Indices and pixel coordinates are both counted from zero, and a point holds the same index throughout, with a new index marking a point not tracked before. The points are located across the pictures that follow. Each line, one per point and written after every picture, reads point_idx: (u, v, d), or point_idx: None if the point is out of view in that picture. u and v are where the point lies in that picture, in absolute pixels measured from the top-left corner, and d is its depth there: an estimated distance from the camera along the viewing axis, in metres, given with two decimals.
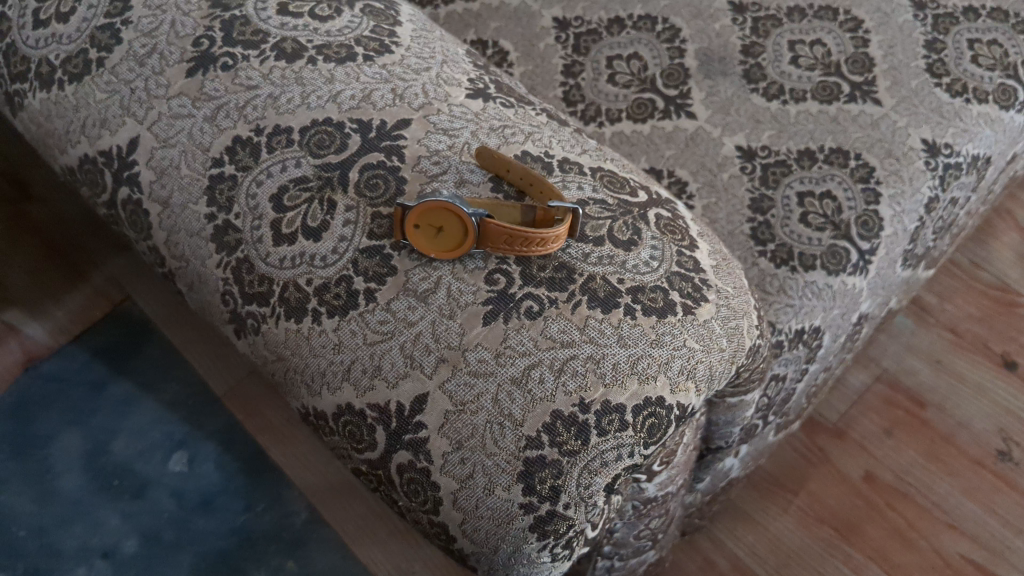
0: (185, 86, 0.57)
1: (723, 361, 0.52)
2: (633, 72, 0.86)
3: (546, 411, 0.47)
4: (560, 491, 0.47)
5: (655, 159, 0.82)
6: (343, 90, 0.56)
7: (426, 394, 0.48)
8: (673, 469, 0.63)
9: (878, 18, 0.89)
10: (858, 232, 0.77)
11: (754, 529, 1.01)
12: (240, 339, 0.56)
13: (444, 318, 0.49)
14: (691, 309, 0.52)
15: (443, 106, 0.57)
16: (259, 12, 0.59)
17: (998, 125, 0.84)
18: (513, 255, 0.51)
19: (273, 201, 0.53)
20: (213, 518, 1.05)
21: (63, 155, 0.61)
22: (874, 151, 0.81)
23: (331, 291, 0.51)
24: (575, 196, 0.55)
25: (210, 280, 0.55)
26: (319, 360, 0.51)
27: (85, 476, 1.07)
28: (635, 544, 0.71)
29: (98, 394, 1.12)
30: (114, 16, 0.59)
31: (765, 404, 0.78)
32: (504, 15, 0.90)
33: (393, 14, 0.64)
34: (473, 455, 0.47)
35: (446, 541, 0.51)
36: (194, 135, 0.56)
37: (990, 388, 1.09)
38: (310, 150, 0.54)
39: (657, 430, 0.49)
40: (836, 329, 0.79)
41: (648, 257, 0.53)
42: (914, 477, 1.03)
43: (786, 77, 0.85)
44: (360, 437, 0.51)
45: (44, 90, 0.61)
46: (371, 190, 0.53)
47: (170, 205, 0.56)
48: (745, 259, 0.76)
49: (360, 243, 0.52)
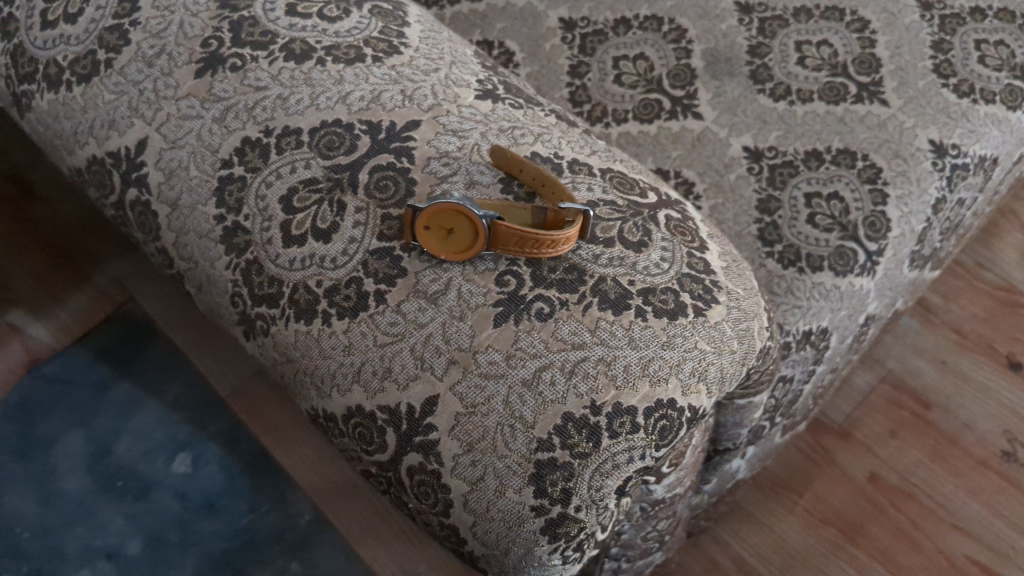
0: (194, 87, 0.57)
1: (734, 363, 0.52)
2: (639, 72, 0.86)
3: (556, 413, 0.47)
4: (571, 493, 0.47)
5: (662, 160, 0.82)
6: (352, 92, 0.56)
7: (437, 396, 0.48)
8: (681, 470, 0.63)
9: (884, 19, 0.89)
10: (865, 233, 0.77)
11: (759, 530, 1.01)
12: (249, 341, 0.56)
13: (455, 320, 0.49)
14: (702, 311, 0.52)
15: (452, 107, 0.57)
16: (268, 13, 0.59)
17: (1005, 126, 0.84)
18: (524, 257, 0.51)
19: (282, 203, 0.53)
20: (217, 519, 1.05)
21: (71, 156, 0.61)
22: (882, 152, 0.80)
23: (341, 292, 0.51)
24: (585, 198, 0.55)
25: (219, 282, 0.55)
26: (329, 363, 0.51)
27: (88, 477, 1.07)
28: (642, 546, 0.71)
29: (102, 395, 1.12)
30: (123, 17, 0.59)
31: (772, 405, 0.77)
32: (510, 15, 0.90)
33: (402, 16, 0.64)
34: (484, 458, 0.47)
35: (455, 543, 0.51)
36: (202, 136, 0.55)
37: (995, 389, 1.09)
38: (320, 152, 0.54)
39: (669, 432, 0.49)
40: (844, 330, 0.78)
41: (659, 258, 0.53)
42: (919, 478, 1.03)
43: (792, 78, 0.85)
44: (370, 439, 0.51)
45: (53, 91, 0.60)
46: (381, 192, 0.53)
47: (179, 206, 0.56)
48: (752, 260, 0.76)
49: (370, 245, 0.52)
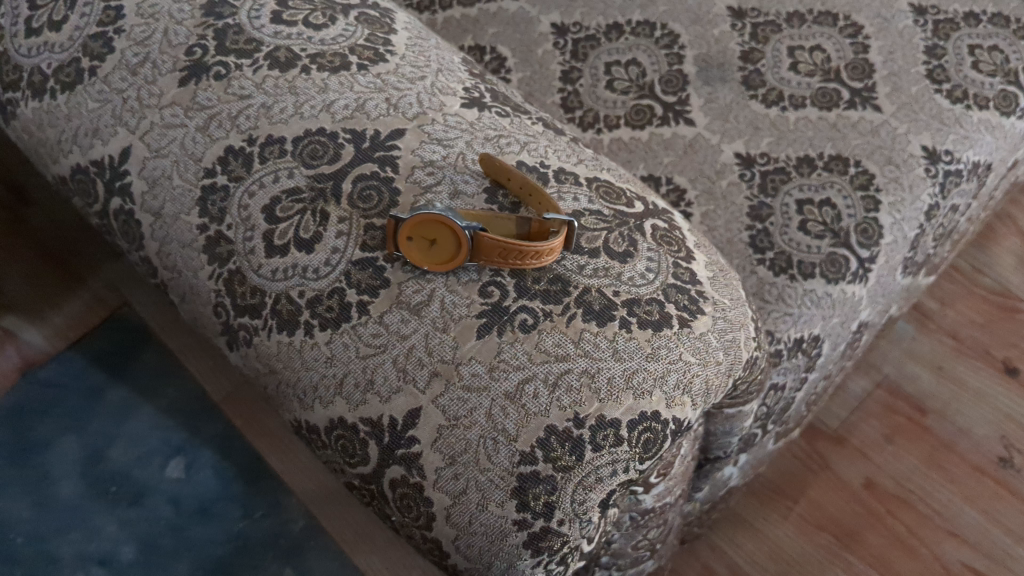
0: (177, 95, 0.56)
1: (719, 374, 0.51)
2: (631, 78, 0.86)
3: (540, 426, 0.47)
4: (554, 507, 0.47)
5: (654, 166, 0.81)
6: (336, 100, 0.56)
7: (420, 408, 0.48)
8: (670, 480, 0.62)
9: (878, 24, 0.88)
10: (857, 240, 0.76)
11: (755, 537, 1.00)
12: (233, 352, 0.55)
13: (437, 331, 0.49)
14: (688, 322, 0.51)
15: (438, 116, 0.56)
16: (252, 21, 0.59)
17: (999, 132, 0.84)
18: (507, 268, 0.51)
19: (265, 212, 0.53)
20: (211, 525, 1.04)
21: (55, 164, 0.60)
22: (874, 158, 0.80)
23: (323, 303, 0.51)
24: (570, 208, 0.54)
25: (202, 292, 0.55)
26: (312, 374, 0.51)
27: (82, 483, 1.06)
28: (633, 555, 0.70)
29: (96, 400, 1.11)
30: (107, 25, 0.59)
31: (764, 413, 0.77)
32: (502, 20, 0.89)
33: (389, 22, 0.64)
34: (466, 471, 0.47)
35: (439, 557, 0.51)
36: (185, 145, 0.55)
37: (993, 395, 1.09)
38: (303, 161, 0.54)
39: (653, 445, 0.49)
40: (836, 337, 0.78)
41: (644, 269, 0.53)
42: (915, 483, 1.03)
43: (785, 84, 0.85)
44: (352, 452, 0.50)
45: (36, 99, 0.60)
46: (364, 202, 0.52)
47: (162, 215, 0.55)
48: (744, 267, 0.76)
49: (353, 255, 0.51)
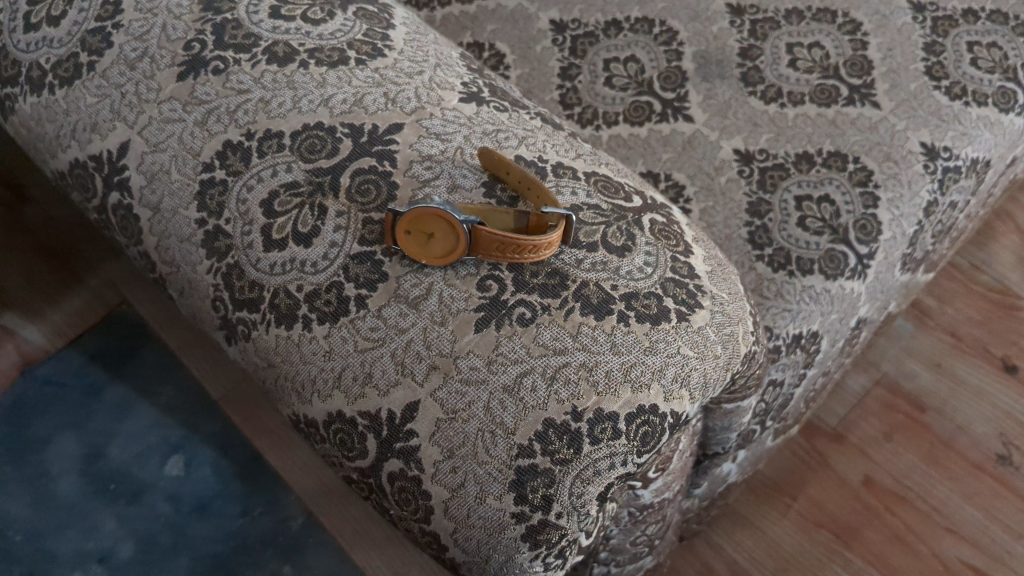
0: (176, 90, 0.56)
1: (717, 368, 0.51)
2: (629, 75, 0.86)
3: (538, 419, 0.47)
4: (552, 500, 0.47)
5: (652, 163, 0.81)
6: (334, 94, 0.56)
7: (418, 401, 0.48)
8: (669, 476, 0.62)
9: (877, 21, 0.88)
10: (856, 237, 0.76)
11: (753, 534, 1.00)
12: (231, 347, 0.55)
13: (435, 325, 0.49)
14: (686, 316, 0.51)
15: (436, 110, 0.56)
16: (251, 15, 0.59)
17: (998, 128, 0.84)
18: (505, 262, 0.51)
19: (264, 207, 0.53)
20: (210, 523, 1.04)
21: (53, 159, 0.60)
22: (872, 154, 0.80)
23: (322, 297, 0.51)
24: (569, 201, 0.54)
25: (201, 286, 0.55)
26: (310, 368, 0.51)
27: (81, 480, 1.06)
28: (632, 551, 0.70)
29: (95, 398, 1.11)
30: (106, 20, 0.59)
31: (763, 409, 0.77)
32: (500, 17, 0.90)
33: (387, 18, 0.64)
34: (464, 464, 0.47)
35: (437, 550, 0.51)
36: (184, 139, 0.55)
37: (992, 393, 1.09)
38: (301, 155, 0.54)
39: (651, 438, 0.49)
40: (835, 333, 0.78)
41: (642, 263, 0.53)
42: (914, 481, 1.03)
43: (784, 80, 0.85)
44: (351, 445, 0.50)
45: (35, 94, 0.60)
46: (362, 196, 0.53)
47: (161, 210, 0.55)
48: (742, 263, 0.76)
49: (351, 249, 0.51)
